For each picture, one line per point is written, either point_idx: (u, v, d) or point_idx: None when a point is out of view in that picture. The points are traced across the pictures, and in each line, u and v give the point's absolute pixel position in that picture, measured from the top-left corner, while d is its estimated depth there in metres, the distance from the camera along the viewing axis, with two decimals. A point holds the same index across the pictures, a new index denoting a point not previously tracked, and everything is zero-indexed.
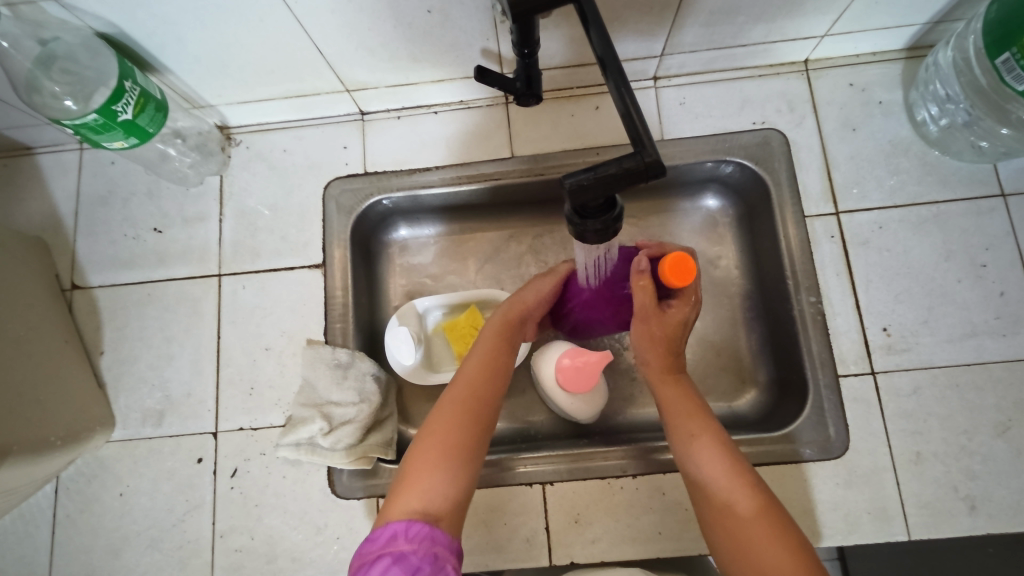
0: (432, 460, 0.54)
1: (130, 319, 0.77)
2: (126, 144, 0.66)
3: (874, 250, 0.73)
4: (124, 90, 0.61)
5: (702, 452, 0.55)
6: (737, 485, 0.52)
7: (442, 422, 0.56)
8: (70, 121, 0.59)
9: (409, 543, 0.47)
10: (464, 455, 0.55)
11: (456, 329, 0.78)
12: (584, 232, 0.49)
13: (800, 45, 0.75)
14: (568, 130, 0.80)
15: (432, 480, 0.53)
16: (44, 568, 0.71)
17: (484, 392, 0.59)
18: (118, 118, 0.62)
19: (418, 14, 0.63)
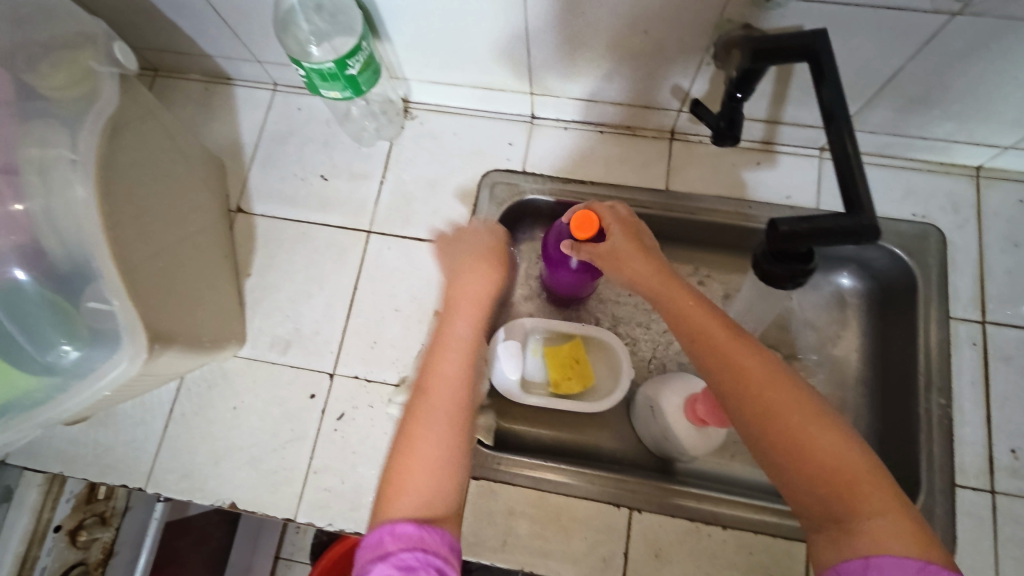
0: (415, 456, 0.50)
1: (280, 251, 0.83)
2: (339, 96, 0.71)
3: (1016, 368, 0.71)
4: (359, 48, 0.66)
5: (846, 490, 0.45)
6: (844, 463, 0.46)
7: (422, 426, 0.52)
8: (309, 64, 0.65)
9: (396, 543, 0.44)
10: (449, 456, 0.51)
11: (559, 357, 0.78)
12: (771, 274, 0.51)
13: (981, 151, 0.75)
14: (725, 177, 0.82)
15: (431, 477, 0.49)
16: (149, 457, 0.75)
17: (458, 406, 0.53)
18: (347, 71, 0.67)
19: (631, 34, 0.66)
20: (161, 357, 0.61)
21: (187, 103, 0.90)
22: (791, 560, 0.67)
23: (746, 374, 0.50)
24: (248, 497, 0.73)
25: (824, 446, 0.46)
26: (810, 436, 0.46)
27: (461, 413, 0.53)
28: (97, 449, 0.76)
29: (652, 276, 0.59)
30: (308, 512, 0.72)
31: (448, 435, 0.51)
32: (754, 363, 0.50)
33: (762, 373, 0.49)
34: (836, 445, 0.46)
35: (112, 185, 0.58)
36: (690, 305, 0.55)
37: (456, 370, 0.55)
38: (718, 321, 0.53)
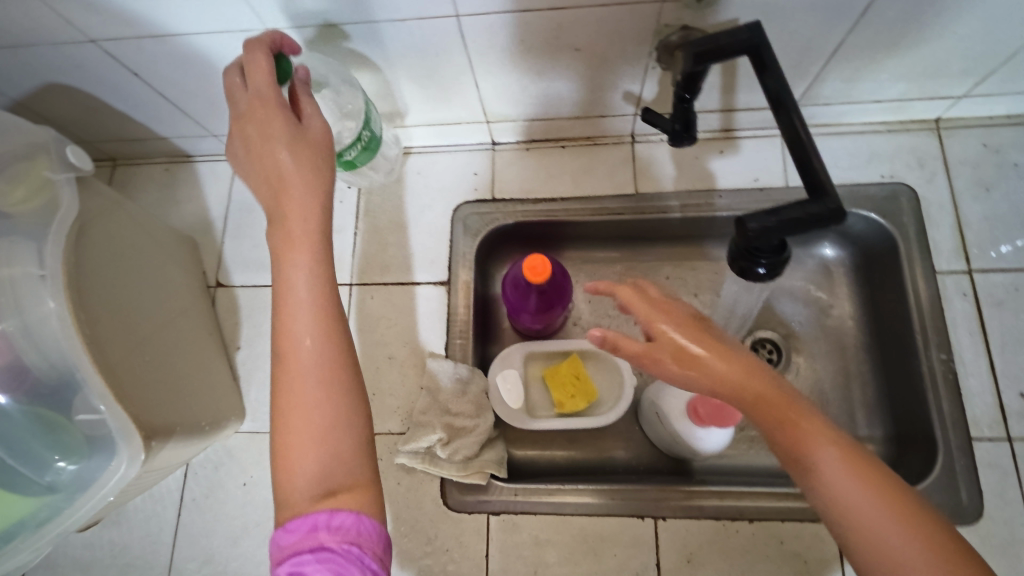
0: (304, 422, 0.49)
1: (266, 318, 0.82)
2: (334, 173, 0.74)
3: (1010, 311, 0.71)
4: (359, 138, 0.69)
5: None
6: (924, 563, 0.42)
7: (292, 380, 0.50)
8: None
9: (326, 536, 0.45)
10: (319, 428, 0.49)
11: (558, 377, 0.78)
12: (750, 270, 0.51)
13: (935, 104, 0.76)
14: (692, 171, 0.82)
15: (316, 452, 0.49)
16: (167, 548, 0.74)
17: (320, 313, 0.52)
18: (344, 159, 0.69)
19: (565, 51, 0.66)
20: (160, 451, 0.61)
21: (151, 187, 0.90)
22: (823, 543, 0.66)
23: (809, 443, 0.46)
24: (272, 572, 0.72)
25: (895, 545, 0.42)
26: (884, 538, 0.43)
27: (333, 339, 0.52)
28: (113, 549, 0.75)
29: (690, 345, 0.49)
30: None
31: (313, 412, 0.49)
32: (809, 426, 0.46)
33: (823, 446, 0.45)
34: (907, 542, 0.42)
35: (82, 293, 0.58)
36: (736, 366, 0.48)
37: (329, 342, 0.51)
38: (769, 379, 0.47)
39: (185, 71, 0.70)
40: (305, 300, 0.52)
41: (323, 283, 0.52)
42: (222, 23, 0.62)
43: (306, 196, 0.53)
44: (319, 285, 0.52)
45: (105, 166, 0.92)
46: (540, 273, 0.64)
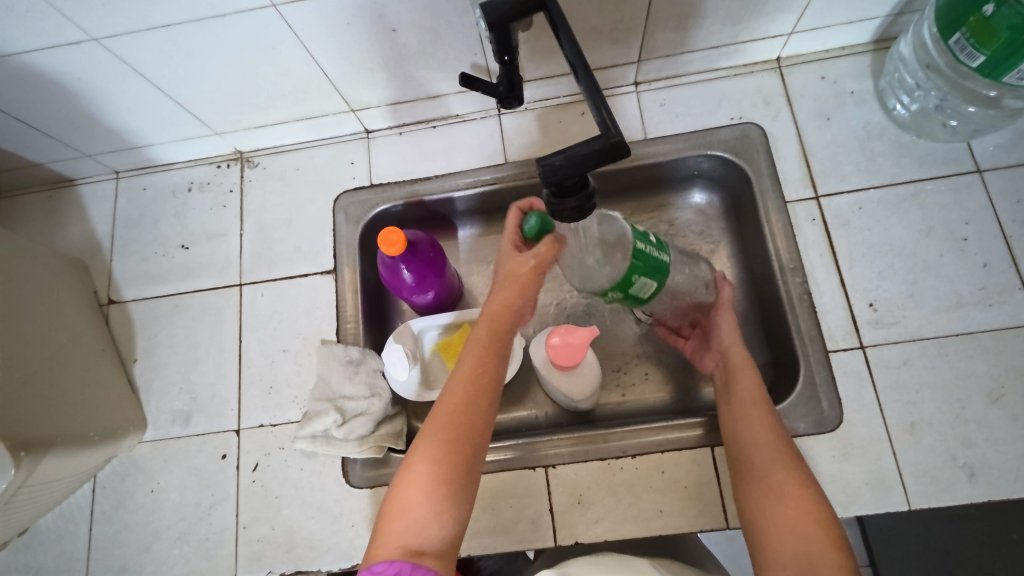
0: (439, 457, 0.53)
1: (160, 328, 0.84)
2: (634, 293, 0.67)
3: (855, 229, 0.76)
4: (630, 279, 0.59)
5: (778, 496, 0.52)
6: (791, 501, 0.52)
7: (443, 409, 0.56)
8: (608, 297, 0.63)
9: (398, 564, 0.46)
10: (452, 468, 0.53)
11: (451, 347, 0.81)
12: (562, 211, 0.54)
13: (770, 44, 0.80)
14: (557, 135, 0.85)
15: (424, 498, 0.52)
16: (81, 563, 0.75)
17: (481, 388, 0.57)
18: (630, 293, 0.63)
19: (382, 31, 0.68)
20: (39, 463, 0.63)
21: (34, 215, 0.90)
22: (701, 467, 0.70)
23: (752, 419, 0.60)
24: (186, 571, 0.74)
25: (774, 480, 0.54)
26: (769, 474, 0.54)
27: (491, 386, 0.58)
28: (27, 572, 0.76)
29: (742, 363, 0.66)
30: (247, 567, 0.73)
31: (452, 448, 0.54)
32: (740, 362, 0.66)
33: (758, 426, 0.59)
34: (783, 476, 0.54)
35: None
36: (740, 353, 0.67)
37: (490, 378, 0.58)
38: (753, 380, 0.64)
39: (32, 93, 0.71)
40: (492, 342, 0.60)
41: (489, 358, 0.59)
42: (47, 40, 0.63)
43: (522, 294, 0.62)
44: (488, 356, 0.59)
45: None
46: (396, 242, 0.66)
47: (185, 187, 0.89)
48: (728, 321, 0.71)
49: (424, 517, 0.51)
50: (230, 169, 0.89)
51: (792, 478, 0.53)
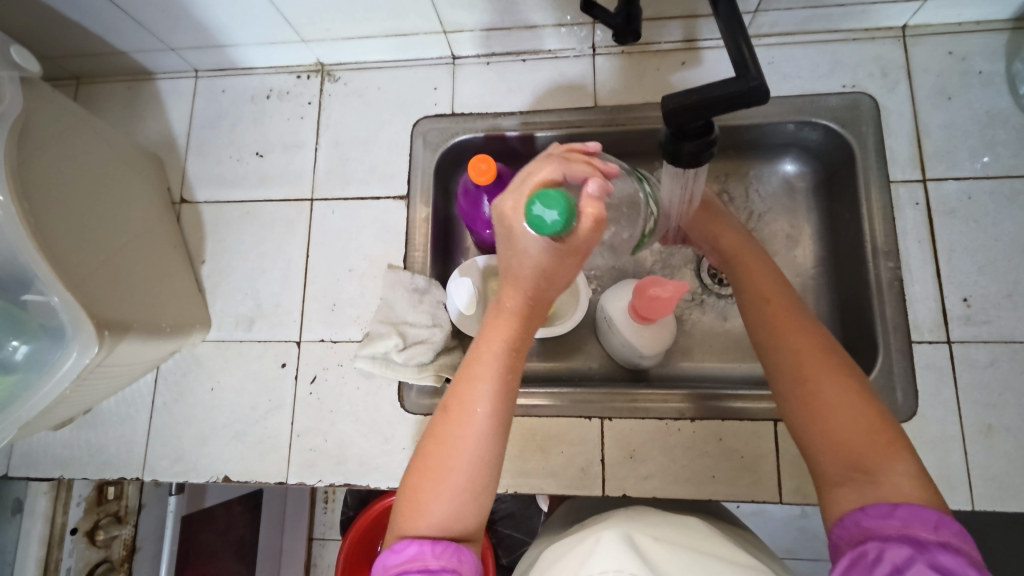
0: (458, 453, 0.48)
1: (230, 233, 0.84)
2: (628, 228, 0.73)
3: (960, 219, 0.71)
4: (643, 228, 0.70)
5: (824, 386, 0.49)
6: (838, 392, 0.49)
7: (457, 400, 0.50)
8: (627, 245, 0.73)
9: (436, 560, 0.44)
10: (477, 461, 0.48)
11: None
12: (678, 153, 0.52)
13: (901, 8, 0.74)
14: (651, 83, 0.81)
15: (449, 491, 0.47)
16: (141, 448, 0.78)
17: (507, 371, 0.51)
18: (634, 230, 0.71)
19: None
20: (116, 345, 0.64)
21: (113, 105, 0.90)
22: (760, 440, 0.69)
23: (767, 319, 0.55)
24: (240, 468, 0.76)
25: (814, 369, 0.50)
26: (805, 361, 0.51)
27: (512, 364, 0.51)
28: (90, 449, 0.79)
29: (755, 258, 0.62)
30: (298, 473, 0.75)
31: (476, 439, 0.49)
32: (752, 255, 0.63)
33: (777, 309, 0.55)
34: (823, 365, 0.50)
35: (29, 188, 0.60)
36: (749, 252, 0.63)
37: (509, 360, 0.51)
38: (768, 272, 0.60)
39: None
40: (513, 322, 0.52)
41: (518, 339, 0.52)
42: None
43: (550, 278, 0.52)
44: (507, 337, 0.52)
45: (68, 84, 0.92)
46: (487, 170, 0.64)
47: (264, 94, 0.88)
48: (717, 215, 0.69)
49: (454, 508, 0.47)
50: (310, 80, 0.87)
51: (834, 366, 0.50)
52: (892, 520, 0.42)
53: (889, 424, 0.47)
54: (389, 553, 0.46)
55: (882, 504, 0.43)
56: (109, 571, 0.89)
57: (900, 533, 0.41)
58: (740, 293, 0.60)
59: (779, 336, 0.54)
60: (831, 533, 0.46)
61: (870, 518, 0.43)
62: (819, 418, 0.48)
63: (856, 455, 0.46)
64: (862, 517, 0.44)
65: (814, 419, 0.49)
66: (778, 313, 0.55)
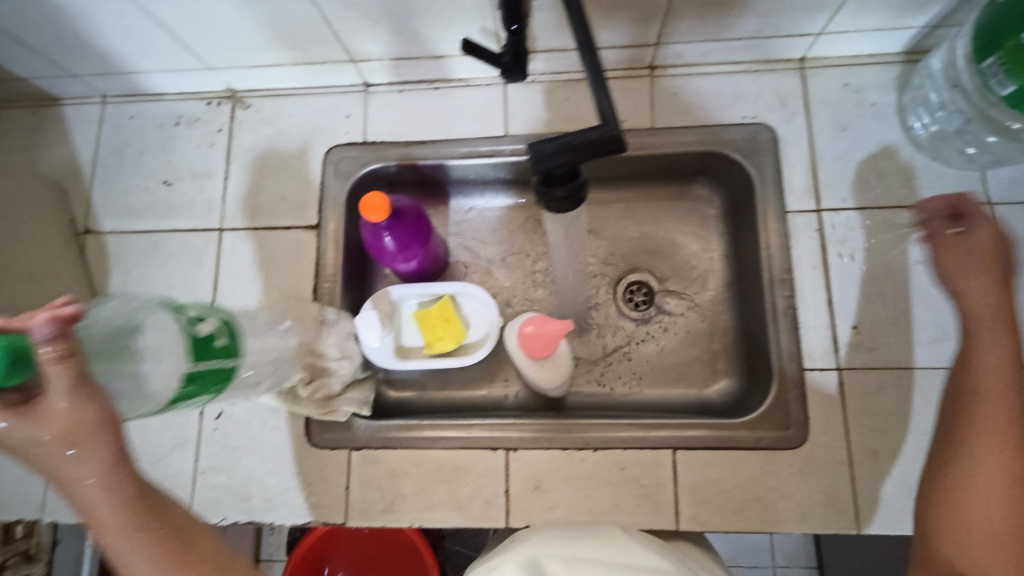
0: None
1: (136, 264, 0.82)
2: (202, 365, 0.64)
3: (852, 248, 0.74)
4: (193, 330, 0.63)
5: (972, 502, 0.51)
6: (984, 508, 0.50)
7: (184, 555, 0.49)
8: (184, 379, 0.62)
9: None
10: None
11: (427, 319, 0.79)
12: (551, 200, 0.52)
13: (797, 42, 0.76)
14: (562, 112, 0.82)
15: None
16: (39, 488, 0.76)
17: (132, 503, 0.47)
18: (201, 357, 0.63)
19: None
20: None
21: (16, 131, 0.87)
22: (660, 469, 0.70)
23: (970, 409, 0.55)
24: None
25: (975, 478, 0.51)
26: (987, 463, 0.52)
27: (143, 502, 0.48)
28: None
29: (994, 331, 0.59)
30: (203, 511, 0.74)
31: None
32: (992, 320, 0.60)
33: (999, 403, 0.54)
34: (986, 474, 0.51)
35: None
36: (991, 314, 0.60)
37: (132, 500, 0.47)
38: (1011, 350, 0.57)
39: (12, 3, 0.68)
40: (95, 466, 0.46)
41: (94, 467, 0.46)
42: None
43: (98, 438, 0.46)
44: (106, 494, 0.46)
45: None
46: (376, 208, 0.64)
47: (173, 121, 0.86)
48: (961, 250, 0.64)
49: None
50: (220, 107, 0.86)
51: (1006, 479, 0.50)
52: None
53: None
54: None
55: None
56: None
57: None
58: (964, 365, 0.59)
59: (981, 434, 0.53)
60: None
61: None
62: (961, 530, 0.50)
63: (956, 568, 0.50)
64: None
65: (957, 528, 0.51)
66: (993, 407, 0.54)
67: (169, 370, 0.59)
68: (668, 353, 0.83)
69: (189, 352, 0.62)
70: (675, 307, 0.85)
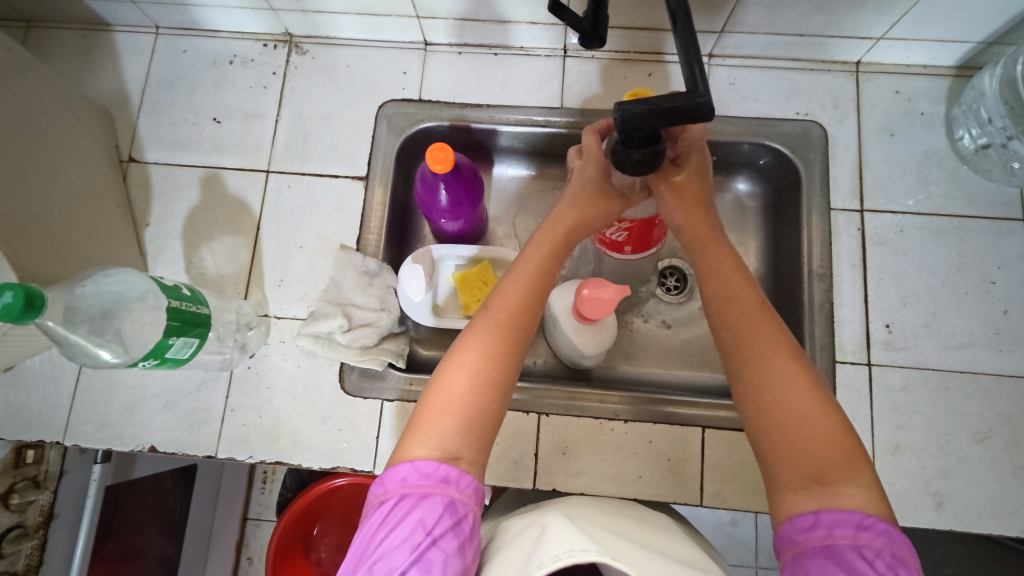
0: (463, 371, 0.52)
1: (178, 197, 0.81)
2: (193, 337, 0.61)
3: (891, 250, 0.76)
4: (176, 289, 0.60)
5: (774, 382, 0.52)
6: (802, 390, 0.51)
7: (496, 315, 0.55)
8: (181, 335, 0.59)
9: (420, 482, 0.48)
10: (485, 360, 0.53)
11: (468, 279, 0.78)
12: (625, 161, 0.53)
13: (856, 45, 0.77)
14: (618, 90, 0.83)
15: (483, 354, 0.53)
16: (65, 411, 0.75)
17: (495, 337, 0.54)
18: (190, 314, 0.60)
19: None
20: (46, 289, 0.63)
21: (65, 52, 0.86)
22: (687, 445, 0.72)
23: (728, 307, 0.58)
24: (167, 439, 0.74)
25: (791, 388, 0.51)
26: (771, 356, 0.53)
27: (511, 336, 0.54)
28: (7, 409, 0.75)
29: (720, 264, 0.61)
30: (229, 447, 0.74)
31: (490, 344, 0.54)
32: (712, 241, 0.63)
33: (725, 273, 0.60)
34: (795, 371, 0.52)
35: None
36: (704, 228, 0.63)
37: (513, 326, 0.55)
38: (733, 275, 0.59)
39: None
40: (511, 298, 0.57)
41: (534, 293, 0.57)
42: None
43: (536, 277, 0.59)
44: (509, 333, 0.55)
45: (17, 26, 0.87)
46: (445, 161, 0.64)
47: (227, 59, 0.85)
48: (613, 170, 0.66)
49: (491, 355, 0.53)
50: (277, 50, 0.86)
51: (797, 368, 0.52)
52: (816, 530, 0.45)
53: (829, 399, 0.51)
54: (388, 475, 0.49)
55: (807, 515, 0.46)
56: (22, 536, 0.89)
57: (823, 544, 0.45)
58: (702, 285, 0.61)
59: (744, 346, 0.55)
60: (778, 532, 0.48)
61: (797, 531, 0.47)
62: (777, 397, 0.51)
63: (816, 464, 0.48)
64: (790, 530, 0.47)
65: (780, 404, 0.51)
66: (726, 296, 0.58)
67: (146, 307, 0.57)
68: (699, 337, 0.84)
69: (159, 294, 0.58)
70: None
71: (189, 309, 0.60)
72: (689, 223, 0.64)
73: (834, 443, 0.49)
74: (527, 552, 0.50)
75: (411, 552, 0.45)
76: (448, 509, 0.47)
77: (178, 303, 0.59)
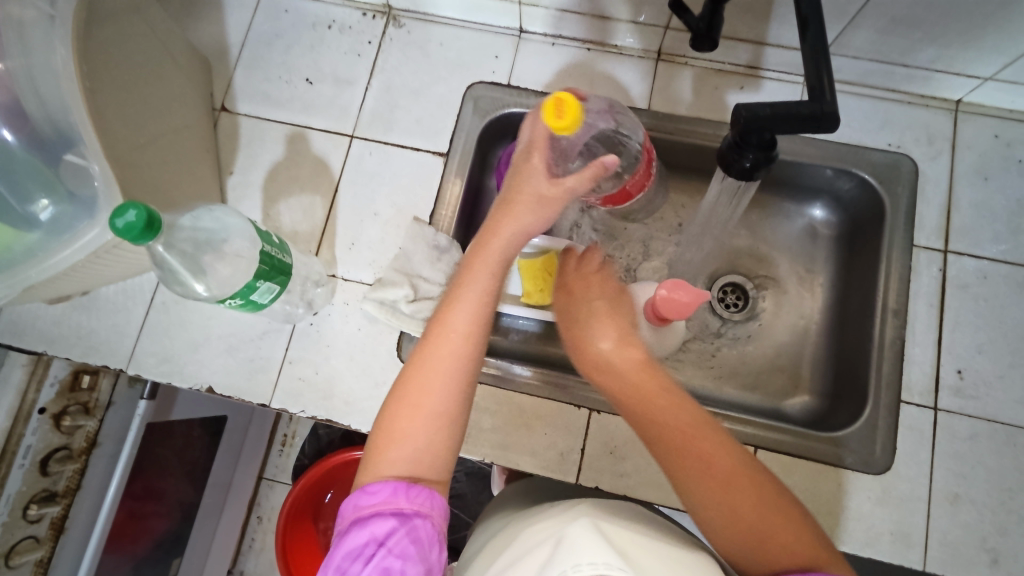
0: (417, 400, 0.51)
1: (264, 150, 0.83)
2: (274, 286, 0.62)
3: (971, 295, 0.74)
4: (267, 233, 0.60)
5: (712, 460, 0.50)
6: (727, 463, 0.51)
7: (438, 341, 0.53)
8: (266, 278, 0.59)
9: (368, 510, 0.47)
10: (439, 387, 0.52)
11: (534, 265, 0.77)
12: (733, 166, 0.54)
13: (961, 83, 0.76)
14: (708, 100, 0.82)
15: (432, 381, 0.52)
16: (131, 340, 0.78)
17: (449, 366, 0.52)
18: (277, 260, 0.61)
19: None
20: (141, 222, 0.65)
21: None
22: None
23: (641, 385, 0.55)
24: (225, 381, 0.76)
25: (721, 465, 0.50)
26: (700, 446, 0.51)
27: (461, 359, 0.53)
28: (79, 331, 0.78)
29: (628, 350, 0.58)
30: (283, 399, 0.75)
31: (440, 372, 0.52)
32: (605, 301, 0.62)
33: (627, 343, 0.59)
34: (722, 445, 0.51)
35: (87, 48, 0.59)
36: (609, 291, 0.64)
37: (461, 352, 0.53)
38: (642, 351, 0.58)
39: None
40: (454, 324, 0.54)
41: (477, 322, 0.54)
42: None
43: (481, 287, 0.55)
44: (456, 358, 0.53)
45: None
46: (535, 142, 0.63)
47: (326, 24, 0.87)
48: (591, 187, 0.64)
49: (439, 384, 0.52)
50: (375, 21, 0.87)
51: (725, 447, 0.51)
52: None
53: (753, 465, 0.51)
54: (343, 504, 0.49)
55: (779, 573, 0.46)
56: (66, 459, 0.88)
57: None
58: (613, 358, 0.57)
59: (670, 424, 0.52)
60: None
61: None
62: (710, 475, 0.50)
63: (756, 531, 0.48)
64: None
65: (712, 483, 0.50)
66: (636, 361, 0.57)
67: (237, 245, 0.58)
68: (757, 357, 0.82)
69: (256, 237, 0.59)
70: (769, 317, 0.84)
71: (277, 257, 0.61)
72: (592, 284, 0.64)
73: (773, 521, 0.49)
74: (540, 558, 0.43)
75: (364, 565, 0.44)
76: (400, 522, 0.46)
77: (269, 248, 0.59)
